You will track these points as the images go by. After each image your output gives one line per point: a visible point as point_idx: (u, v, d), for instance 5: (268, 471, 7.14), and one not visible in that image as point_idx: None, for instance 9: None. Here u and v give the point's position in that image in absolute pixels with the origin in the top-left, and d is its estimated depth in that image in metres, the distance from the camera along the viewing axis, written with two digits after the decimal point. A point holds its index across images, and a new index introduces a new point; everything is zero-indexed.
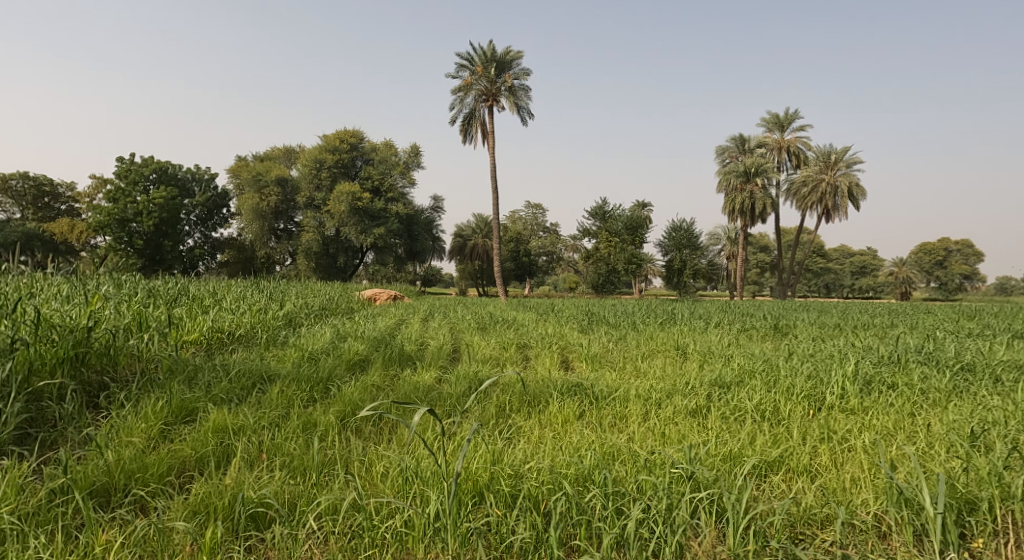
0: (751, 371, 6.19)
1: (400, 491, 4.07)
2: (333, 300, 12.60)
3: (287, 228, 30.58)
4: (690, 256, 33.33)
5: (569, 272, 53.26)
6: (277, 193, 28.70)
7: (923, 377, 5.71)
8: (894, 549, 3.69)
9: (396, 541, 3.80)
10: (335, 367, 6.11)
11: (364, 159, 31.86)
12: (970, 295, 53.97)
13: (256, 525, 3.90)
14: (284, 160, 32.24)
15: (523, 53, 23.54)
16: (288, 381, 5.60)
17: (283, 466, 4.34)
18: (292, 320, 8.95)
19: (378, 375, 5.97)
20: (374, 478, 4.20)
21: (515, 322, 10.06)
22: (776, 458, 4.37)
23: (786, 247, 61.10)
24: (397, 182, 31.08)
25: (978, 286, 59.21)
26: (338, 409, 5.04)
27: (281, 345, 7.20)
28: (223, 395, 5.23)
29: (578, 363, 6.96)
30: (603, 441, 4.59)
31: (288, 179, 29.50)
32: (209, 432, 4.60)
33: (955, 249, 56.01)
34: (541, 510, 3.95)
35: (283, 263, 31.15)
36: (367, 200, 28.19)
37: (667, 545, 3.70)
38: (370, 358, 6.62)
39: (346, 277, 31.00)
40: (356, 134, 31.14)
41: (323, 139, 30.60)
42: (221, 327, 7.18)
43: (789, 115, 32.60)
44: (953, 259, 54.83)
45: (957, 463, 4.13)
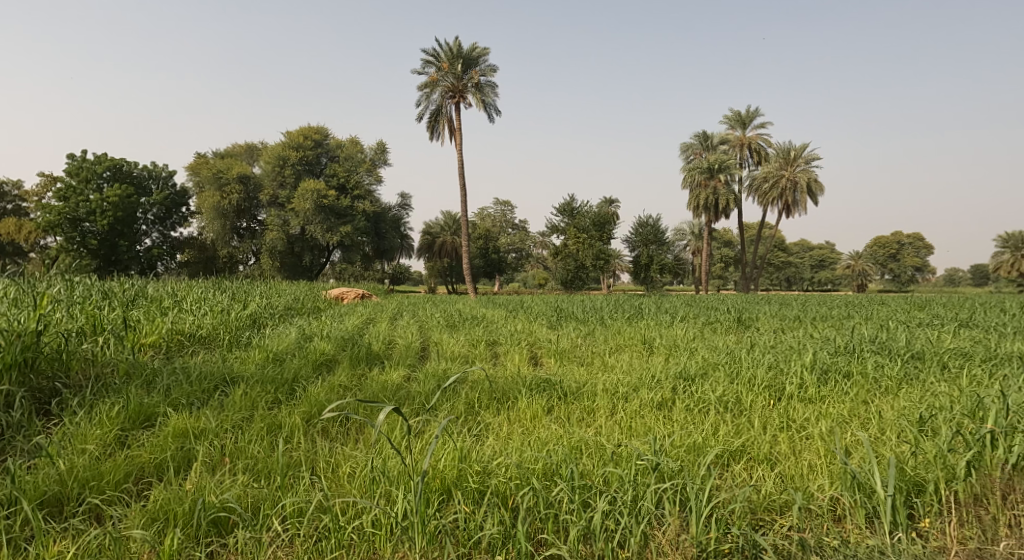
0: (714, 363, 6.35)
1: (367, 490, 4.10)
2: (299, 300, 12.52)
3: (249, 227, 30.07)
4: (656, 251, 33.76)
5: (538, 267, 53.68)
6: (239, 191, 28.18)
7: (876, 365, 5.93)
8: (847, 531, 3.83)
9: (365, 540, 3.84)
10: (301, 367, 6.11)
11: (329, 156, 31.72)
12: (923, 288, 55.70)
13: (218, 529, 3.90)
14: (246, 157, 31.80)
15: (489, 50, 23.59)
16: (252, 383, 5.60)
17: (246, 469, 4.35)
18: (256, 320, 8.88)
19: (345, 375, 5.97)
20: (341, 478, 4.25)
21: (484, 319, 10.26)
22: (738, 448, 4.52)
23: (750, 242, 62.59)
24: (363, 179, 31.09)
25: (928, 278, 61.34)
26: (303, 410, 5.05)
27: (244, 346, 7.16)
28: (183, 398, 5.20)
29: (547, 359, 7.05)
30: (571, 435, 4.68)
31: (251, 177, 28.95)
32: (169, 436, 4.58)
33: (906, 243, 57.89)
34: (509, 505, 4.02)
35: (246, 262, 30.72)
36: (332, 198, 27.90)
37: (632, 535, 3.79)
38: (337, 358, 6.62)
39: (313, 276, 31.08)
40: (321, 131, 30.95)
41: (285, 134, 30.22)
42: (181, 329, 7.12)
43: (750, 112, 33.13)
44: (906, 252, 56.62)
45: (907, 447, 4.29)
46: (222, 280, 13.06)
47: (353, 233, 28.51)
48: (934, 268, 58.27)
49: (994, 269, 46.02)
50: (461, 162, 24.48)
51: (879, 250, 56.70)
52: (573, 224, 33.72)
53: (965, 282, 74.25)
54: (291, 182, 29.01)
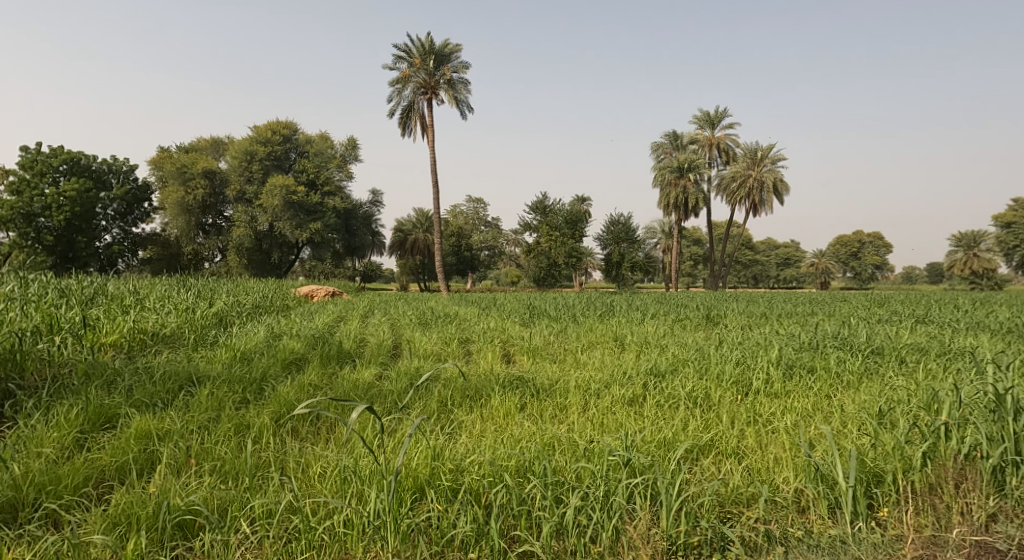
0: (683, 360, 6.49)
1: (338, 490, 4.13)
2: (268, 297, 12.41)
3: (215, 223, 29.68)
4: (628, 249, 34.09)
5: (511, 265, 53.82)
6: (204, 187, 27.76)
7: (839, 360, 6.11)
8: (811, 521, 3.95)
9: (336, 541, 3.87)
10: (269, 366, 6.10)
11: (298, 152, 31.44)
12: (884, 286, 57.15)
13: (183, 533, 3.91)
14: (211, 152, 31.33)
15: (461, 46, 23.58)
16: (218, 383, 5.58)
17: (213, 470, 4.35)
18: (223, 318, 8.80)
19: (315, 374, 5.98)
20: (312, 478, 4.27)
21: (457, 316, 10.30)
22: (706, 442, 4.64)
23: (718, 240, 63.53)
24: (333, 175, 30.88)
25: (888, 275, 62.99)
26: (272, 410, 5.06)
27: (210, 345, 7.10)
28: (146, 399, 5.16)
29: (520, 357, 7.12)
30: (543, 432, 4.76)
31: (217, 172, 28.53)
32: (131, 438, 4.56)
33: (867, 241, 59.36)
34: (482, 502, 4.08)
35: (212, 259, 30.29)
36: (301, 194, 27.66)
37: (604, 530, 3.87)
38: (307, 357, 6.61)
39: (282, 273, 30.92)
40: (290, 125, 30.63)
41: (253, 129, 29.87)
42: (144, 328, 7.03)
43: (719, 113, 33.60)
44: (867, 250, 58.03)
45: (868, 440, 4.43)
46: (187, 277, 12.91)
47: (323, 230, 28.29)
48: (893, 266, 59.84)
49: (948, 267, 47.03)
50: (433, 159, 24.44)
51: (840, 248, 58.06)
52: (546, 222, 33.86)
53: (922, 280, 76.40)
54: (259, 178, 28.68)
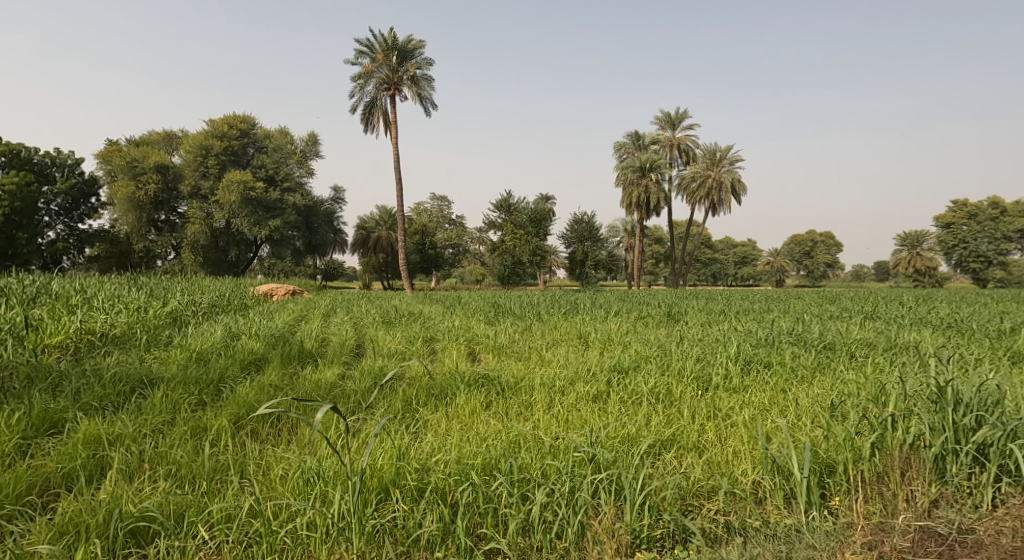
0: (646, 356, 6.64)
1: (301, 492, 4.15)
2: (224, 296, 12.22)
3: (168, 220, 29.11)
4: (591, 248, 34.42)
5: (475, 263, 53.82)
6: (156, 181, 27.15)
7: (794, 355, 6.33)
8: (768, 511, 4.09)
9: (298, 544, 3.89)
10: (227, 367, 6.06)
11: (257, 147, 30.98)
12: (835, 284, 58.85)
13: (137, 540, 3.89)
14: (164, 145, 30.65)
15: (424, 42, 23.52)
16: (173, 384, 5.53)
17: (169, 474, 4.33)
18: (177, 317, 8.65)
19: (275, 374, 5.96)
20: (273, 481, 4.29)
21: (421, 315, 10.31)
22: (668, 438, 4.78)
23: (678, 239, 64.55)
24: (293, 171, 30.54)
25: (839, 273, 64.92)
26: (231, 412, 5.03)
27: (163, 345, 6.99)
28: (95, 403, 5.10)
29: (485, 355, 7.18)
30: (508, 430, 4.84)
31: (170, 166, 27.92)
32: (78, 443, 4.50)
33: (820, 240, 61.05)
34: (448, 501, 4.15)
35: (165, 257, 29.64)
36: (260, 191, 27.26)
37: (569, 526, 3.97)
38: (267, 357, 6.57)
39: (238, 271, 30.58)
40: (247, 120, 30.15)
41: (209, 123, 29.31)
42: (92, 328, 6.90)
43: (679, 113, 34.14)
44: (819, 249, 59.67)
45: (821, 432, 4.61)
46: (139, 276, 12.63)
47: (283, 228, 27.93)
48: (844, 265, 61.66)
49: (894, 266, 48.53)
50: (396, 157, 24.33)
51: (794, 246, 59.56)
52: (510, 220, 33.94)
53: (869, 278, 78.97)
54: (215, 173, 28.17)
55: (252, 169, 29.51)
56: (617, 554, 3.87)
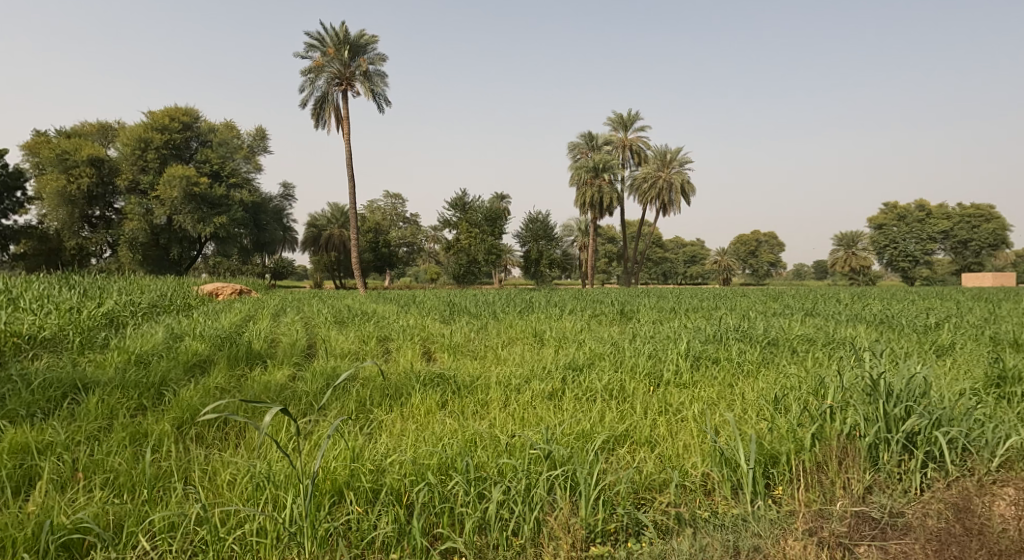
0: (600, 354, 6.79)
1: (249, 497, 4.15)
2: (166, 296, 11.92)
3: (103, 216, 28.19)
4: (546, 247, 34.71)
5: (429, 262, 53.58)
6: (90, 175, 26.18)
7: (740, 351, 6.57)
8: (716, 501, 4.25)
9: (247, 551, 3.88)
10: (170, 369, 5.96)
11: (200, 141, 30.11)
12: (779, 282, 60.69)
13: (70, 552, 3.85)
14: (98, 137, 29.62)
15: (377, 38, 23.35)
16: (110, 389, 5.42)
17: (106, 482, 4.29)
18: (114, 319, 8.41)
19: (222, 376, 5.90)
20: (220, 486, 4.27)
21: (375, 314, 10.28)
22: (621, 433, 4.92)
23: (630, 239, 65.52)
24: (238, 166, 29.97)
25: (782, 272, 67.02)
26: (174, 416, 4.98)
27: (98, 347, 6.82)
28: (24, 410, 4.99)
29: (440, 354, 7.24)
30: (464, 428, 4.92)
31: (105, 159, 26.98)
32: (6, 452, 4.41)
33: (764, 240, 62.86)
34: (403, 502, 4.20)
35: (100, 254, 28.63)
36: (204, 186, 26.58)
37: (525, 523, 4.06)
38: (212, 358, 6.48)
39: (182, 270, 29.85)
40: (190, 112, 29.19)
41: (149, 114, 28.24)
42: (19, 331, 6.70)
43: (631, 115, 34.67)
44: (764, 249, 61.45)
45: (765, 425, 4.80)
46: (73, 275, 12.20)
47: (229, 225, 27.41)
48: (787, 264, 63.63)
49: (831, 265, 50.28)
50: (348, 153, 24.09)
51: (740, 245, 61.03)
52: (465, 218, 33.80)
53: (810, 276, 81.72)
54: (155, 167, 27.33)
55: (195, 162, 28.53)
56: (572, 548, 3.97)
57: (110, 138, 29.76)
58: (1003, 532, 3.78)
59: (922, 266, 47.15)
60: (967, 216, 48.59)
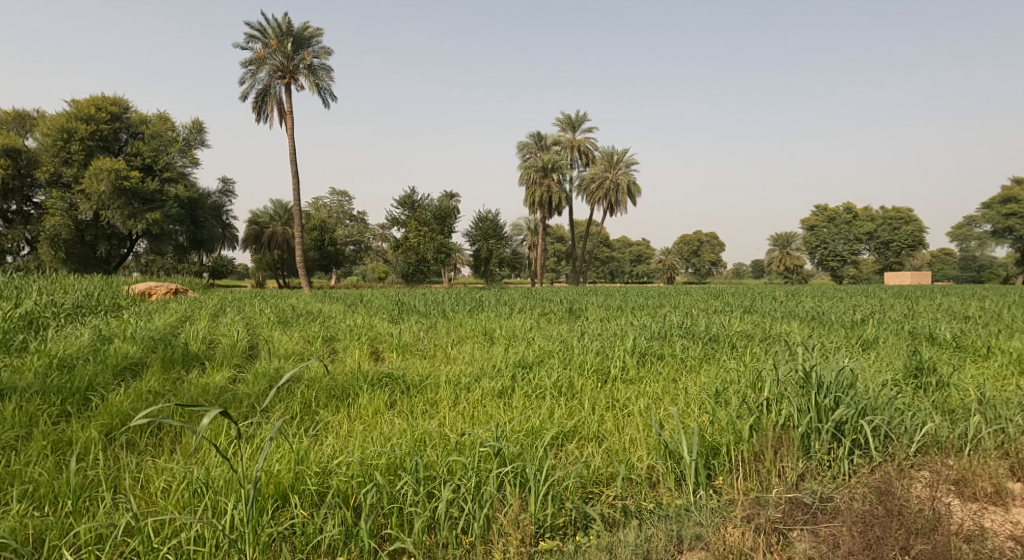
0: (549, 351, 6.93)
1: (186, 505, 4.13)
2: (94, 297, 11.50)
3: (21, 211, 26.88)
4: (495, 246, 34.86)
5: (377, 260, 53.11)
6: (5, 165, 24.66)
7: (683, 347, 6.80)
8: (660, 493, 4.43)
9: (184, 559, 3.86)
10: (98, 373, 5.80)
11: (131, 133, 28.92)
12: (720, 281, 62.36)
13: None
14: (15, 126, 28.36)
15: (322, 31, 23.03)
16: (30, 395, 5.24)
17: (27, 495, 4.21)
18: (34, 321, 8.13)
19: (156, 380, 5.79)
20: (154, 495, 4.24)
21: (320, 314, 10.20)
22: (570, 428, 5.05)
23: (578, 238, 66.30)
24: (172, 160, 28.78)
25: (722, 271, 68.90)
26: (102, 422, 4.89)
27: (19, 352, 6.57)
28: None
29: (389, 353, 7.27)
30: (414, 428, 4.97)
31: (23, 150, 25.60)
32: None
33: (705, 240, 64.51)
34: (351, 504, 4.23)
35: (18, 252, 27.23)
36: (134, 180, 25.72)
37: (475, 520, 4.14)
38: (145, 361, 6.32)
39: (110, 269, 28.87)
40: (119, 103, 28.04)
41: (73, 104, 26.98)
42: None
43: (579, 116, 35.04)
44: (706, 249, 63.06)
45: (706, 418, 5.00)
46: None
47: (163, 221, 26.68)
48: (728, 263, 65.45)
49: (769, 264, 51.88)
50: (292, 148, 23.69)
51: (682, 245, 62.37)
52: (414, 217, 33.99)
53: (748, 275, 84.30)
54: (80, 159, 26.23)
55: (126, 156, 27.48)
56: (522, 543, 4.07)
57: (28, 127, 28.48)
58: (919, 511, 3.98)
59: (850, 265, 49.12)
60: (890, 218, 50.78)
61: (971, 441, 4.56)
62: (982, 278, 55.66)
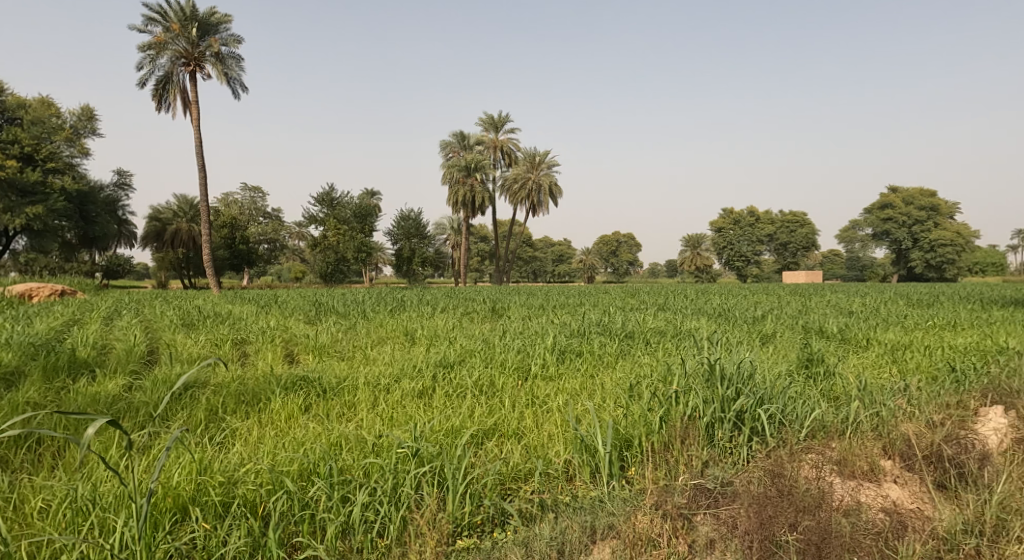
0: (471, 350, 6.96)
1: (67, 526, 3.90)
2: None
3: None
4: (418, 245, 34.68)
5: (294, 259, 51.77)
6: None
7: (601, 344, 6.98)
8: (575, 486, 4.53)
9: None
10: None
11: (7, 116, 27.22)
12: (638, 280, 64.07)
13: None
14: None
15: (231, 18, 22.25)
16: None
17: None
18: None
19: (37, 391, 5.45)
20: (31, 517, 4.00)
21: (229, 316, 9.85)
22: (490, 427, 5.10)
23: (501, 237, 66.68)
24: (57, 148, 27.34)
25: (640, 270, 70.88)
26: None
27: None
28: None
29: (305, 355, 7.12)
30: (330, 432, 4.90)
31: None
32: None
33: (623, 240, 66.13)
34: (259, 514, 4.12)
35: None
36: (10, 170, 23.89)
37: (391, 522, 4.11)
38: (25, 369, 5.90)
39: None
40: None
41: None
42: None
43: (502, 117, 35.23)
44: (624, 249, 64.68)
45: (620, 413, 5.15)
46: None
47: (46, 216, 24.97)
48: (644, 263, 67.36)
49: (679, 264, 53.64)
50: (198, 139, 22.77)
51: (601, 245, 63.84)
52: (333, 215, 33.51)
53: (663, 274, 87.04)
54: None
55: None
56: (438, 543, 4.05)
57: None
58: (806, 491, 4.20)
59: (752, 265, 51.96)
60: (787, 222, 54.39)
61: (852, 424, 4.90)
62: (866, 277, 59.89)
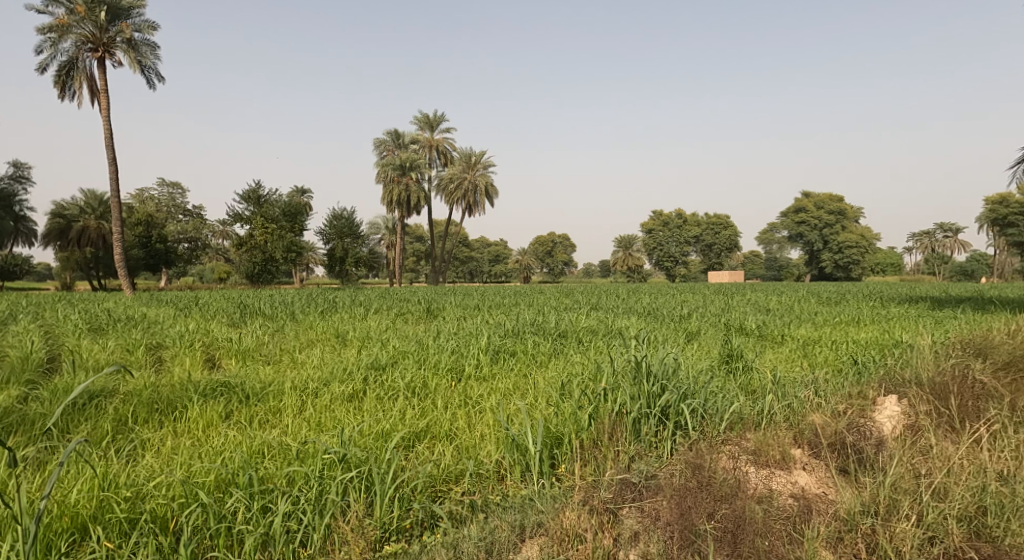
0: (403, 352, 6.79)
1: None
2: None
3: None
4: (351, 245, 33.99)
5: (218, 259, 50.00)
6: None
7: (534, 344, 6.92)
8: (506, 486, 4.44)
9: None
10: None
11: None
12: (573, 280, 64.72)
13: None
14: None
15: (145, 3, 21.24)
16: None
17: None
18: None
19: None
20: None
21: (144, 320, 9.33)
22: (421, 429, 4.96)
23: (436, 237, 66.23)
24: None
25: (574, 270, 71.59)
26: None
27: None
28: None
29: (228, 360, 6.80)
30: (251, 439, 4.67)
31: None
32: None
33: (558, 241, 66.68)
34: (169, 529, 3.86)
35: None
36: None
37: (314, 532, 3.91)
38: None
39: None
40: None
41: None
42: None
43: (437, 116, 34.92)
44: (558, 249, 65.20)
45: (551, 411, 5.09)
46: None
47: None
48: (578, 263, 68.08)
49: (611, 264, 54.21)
50: (107, 130, 21.62)
51: (536, 245, 64.16)
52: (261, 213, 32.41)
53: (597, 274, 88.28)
54: None
55: None
56: (363, 550, 3.89)
57: None
58: (724, 481, 4.19)
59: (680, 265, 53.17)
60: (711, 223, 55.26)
61: (766, 416, 4.98)
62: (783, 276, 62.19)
